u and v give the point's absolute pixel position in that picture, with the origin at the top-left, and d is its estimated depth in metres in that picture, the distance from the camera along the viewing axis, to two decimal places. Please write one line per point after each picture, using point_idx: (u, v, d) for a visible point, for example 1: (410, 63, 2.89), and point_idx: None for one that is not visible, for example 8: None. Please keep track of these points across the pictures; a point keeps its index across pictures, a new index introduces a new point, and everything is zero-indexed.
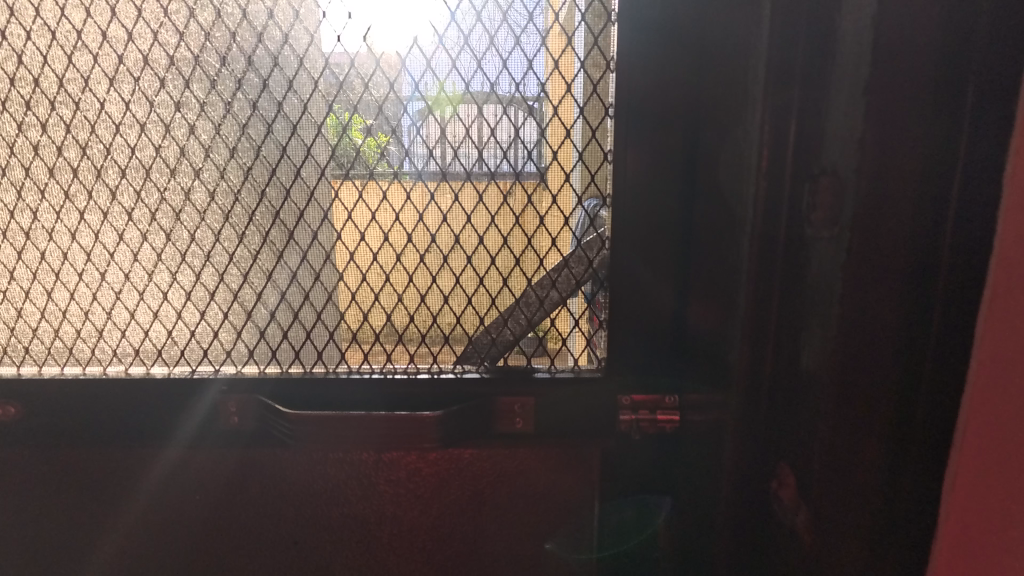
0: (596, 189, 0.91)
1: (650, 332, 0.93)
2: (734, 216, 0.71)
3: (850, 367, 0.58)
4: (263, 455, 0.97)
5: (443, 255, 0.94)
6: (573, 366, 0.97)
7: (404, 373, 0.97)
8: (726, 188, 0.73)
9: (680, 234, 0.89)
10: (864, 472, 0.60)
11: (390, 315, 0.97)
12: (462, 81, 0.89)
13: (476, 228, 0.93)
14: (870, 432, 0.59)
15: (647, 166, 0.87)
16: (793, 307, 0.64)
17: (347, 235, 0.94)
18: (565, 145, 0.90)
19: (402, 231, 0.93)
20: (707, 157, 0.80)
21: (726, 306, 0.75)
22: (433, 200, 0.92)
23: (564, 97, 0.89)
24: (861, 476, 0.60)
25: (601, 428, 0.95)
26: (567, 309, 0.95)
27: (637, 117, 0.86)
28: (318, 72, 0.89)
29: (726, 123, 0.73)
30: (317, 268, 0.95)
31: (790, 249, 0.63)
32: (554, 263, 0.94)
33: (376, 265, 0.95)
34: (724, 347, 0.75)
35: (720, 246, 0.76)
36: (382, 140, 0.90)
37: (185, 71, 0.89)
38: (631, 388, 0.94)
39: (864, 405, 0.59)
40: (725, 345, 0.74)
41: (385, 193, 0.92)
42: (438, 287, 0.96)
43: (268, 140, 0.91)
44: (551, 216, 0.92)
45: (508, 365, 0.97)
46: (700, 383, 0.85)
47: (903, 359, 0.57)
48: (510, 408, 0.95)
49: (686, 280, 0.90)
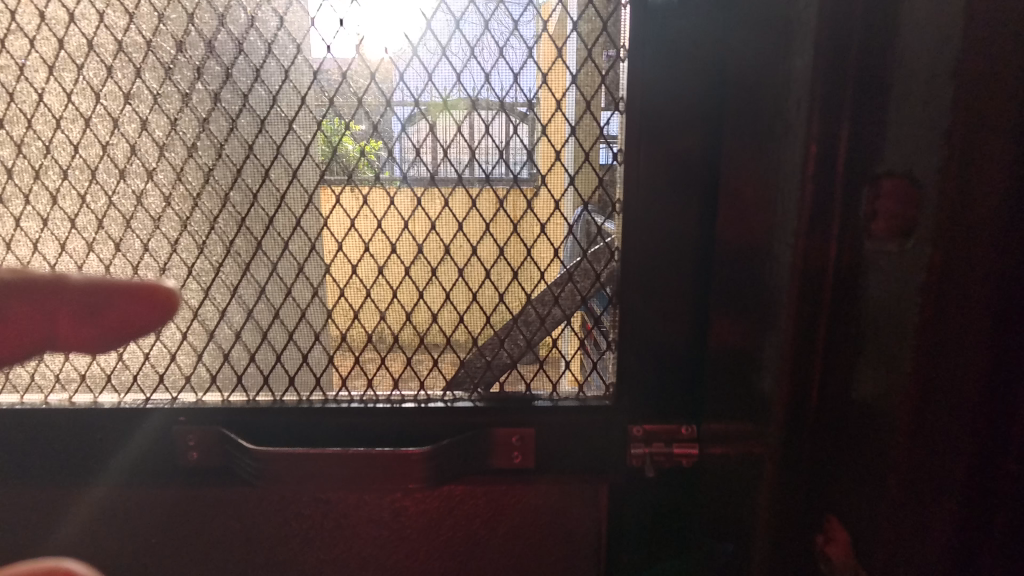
0: (604, 194, 0.81)
1: (664, 356, 0.83)
2: (773, 225, 0.61)
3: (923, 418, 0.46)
4: (227, 494, 0.86)
5: (431, 268, 0.84)
6: (578, 393, 0.86)
7: (388, 402, 0.85)
8: (763, 192, 0.63)
9: (699, 244, 0.79)
10: (935, 555, 0.47)
11: (371, 335, 0.86)
12: (452, 72, 0.79)
13: (468, 237, 0.83)
14: (946, 504, 0.46)
15: (662, 167, 0.77)
16: (847, 333, 0.54)
17: (323, 246, 0.83)
18: (569, 145, 0.80)
19: (384, 241, 0.83)
20: (733, 157, 0.71)
21: (759, 329, 0.65)
22: (419, 206, 0.81)
23: (566, 91, 0.79)
24: (931, 560, 0.47)
25: (608, 464, 0.84)
26: (569, 329, 0.85)
27: (650, 114, 0.75)
28: (289, 59, 0.78)
29: (759, 117, 0.63)
30: (289, 282, 0.84)
31: (844, 263, 0.54)
32: (556, 277, 0.84)
33: (355, 278, 0.84)
34: (758, 377, 0.65)
35: (754, 258, 0.66)
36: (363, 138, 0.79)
37: (135, 58, 0.78)
38: (642, 417, 0.84)
39: (940, 472, 0.46)
40: (760, 376, 0.64)
41: (366, 198, 0.81)
42: (425, 304, 0.85)
43: (232, 138, 0.80)
44: (553, 224, 0.82)
45: (504, 392, 0.86)
46: (727, 414, 0.74)
47: (995, 416, 0.44)
48: (507, 441, 0.83)
49: (705, 296, 0.80)
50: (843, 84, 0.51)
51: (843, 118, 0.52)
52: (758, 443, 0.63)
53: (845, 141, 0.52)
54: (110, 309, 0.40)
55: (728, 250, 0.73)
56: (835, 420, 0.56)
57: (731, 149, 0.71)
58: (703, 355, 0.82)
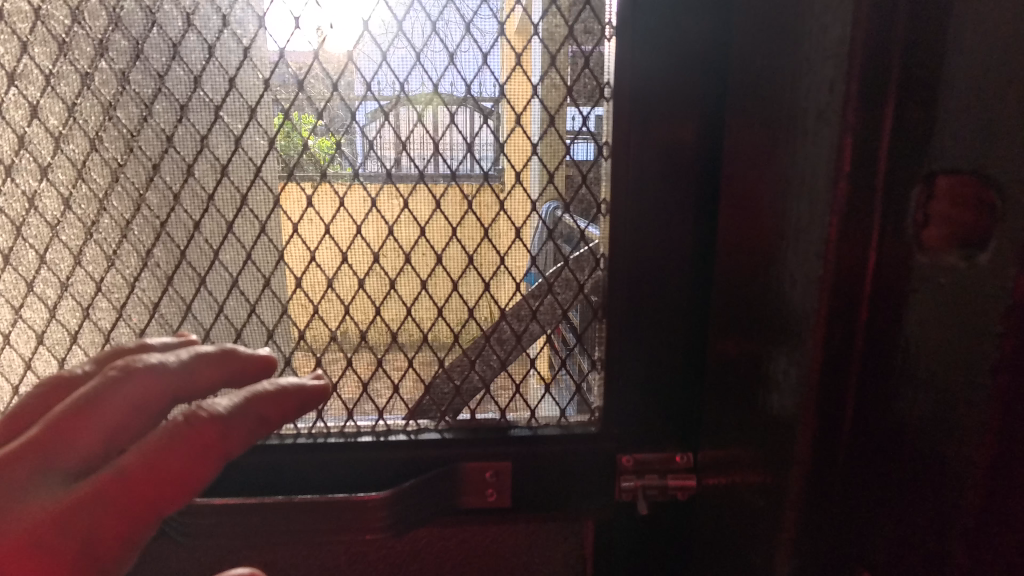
0: (588, 193, 0.71)
1: (657, 377, 0.73)
2: (795, 229, 0.51)
3: (999, 474, 0.37)
4: (151, 549, 0.73)
5: (390, 280, 0.72)
6: (560, 419, 0.76)
7: (341, 436, 0.73)
8: (780, 190, 0.54)
9: (694, 249, 0.70)
10: None
11: (320, 359, 0.74)
12: (411, 51, 0.67)
13: (432, 244, 0.72)
14: None
15: (654, 163, 0.67)
16: (892, 361, 0.45)
17: (261, 255, 0.70)
18: (549, 136, 0.69)
19: (333, 249, 0.71)
20: (738, 150, 0.62)
21: (774, 351, 0.55)
22: (374, 208, 0.70)
23: (545, 75, 0.68)
24: None
25: (595, 500, 0.75)
26: (550, 347, 0.75)
27: (641, 102, 0.66)
28: (213, 33, 0.66)
29: (774, 102, 0.54)
30: (220, 298, 0.71)
31: (884, 278, 0.45)
32: (531, 289, 0.73)
33: (300, 293, 0.72)
34: (773, 407, 0.55)
35: (772, 267, 0.56)
36: (308, 128, 0.67)
37: (21, 30, 0.65)
38: (632, 446, 0.74)
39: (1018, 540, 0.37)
40: (776, 406, 0.55)
41: (310, 200, 0.69)
42: (384, 321, 0.73)
43: (145, 127, 0.67)
44: (531, 229, 0.71)
45: (476, 420, 0.76)
46: (731, 445, 0.65)
47: None
48: (481, 477, 0.73)
49: (703, 309, 0.71)
50: (884, 60, 0.43)
51: (885, 104, 0.43)
52: (776, 487, 0.54)
53: (885, 129, 0.43)
54: (307, 400, 0.49)
55: (734, 257, 0.64)
56: (869, 463, 0.47)
57: (734, 143, 0.63)
58: (700, 373, 0.73)
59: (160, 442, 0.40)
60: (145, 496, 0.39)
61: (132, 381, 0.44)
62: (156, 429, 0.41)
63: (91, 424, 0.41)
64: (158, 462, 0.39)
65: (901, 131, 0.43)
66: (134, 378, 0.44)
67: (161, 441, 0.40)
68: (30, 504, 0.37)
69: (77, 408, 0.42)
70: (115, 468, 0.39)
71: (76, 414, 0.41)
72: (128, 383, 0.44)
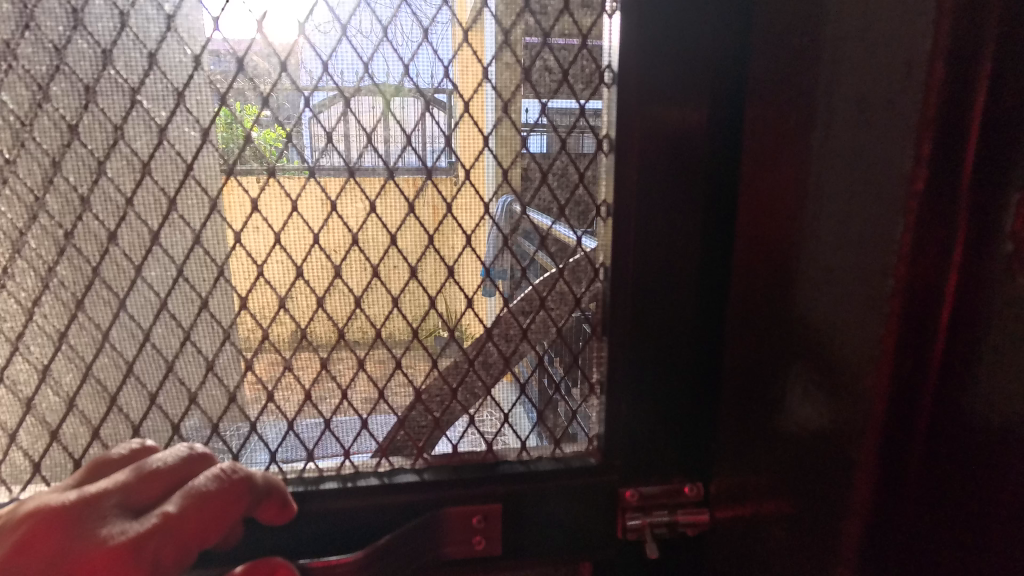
0: (586, 194, 0.62)
1: (664, 400, 0.65)
2: (846, 238, 0.42)
3: None
4: None
5: (354, 297, 0.61)
6: (554, 450, 0.67)
7: (300, 484, 0.62)
8: (822, 192, 0.45)
9: (703, 256, 0.62)
10: None
11: (272, 392, 0.62)
12: (376, 25, 0.56)
13: (404, 255, 0.61)
14: None
15: (662, 158, 0.59)
16: (975, 399, 0.38)
17: (196, 270, 0.58)
18: (541, 127, 0.60)
19: (286, 262, 0.59)
20: (762, 144, 0.53)
21: (812, 383, 0.47)
22: (335, 213, 0.59)
23: (536, 56, 0.58)
24: None
25: (596, 539, 0.66)
26: (542, 370, 0.65)
27: (648, 88, 0.57)
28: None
29: (815, 85, 0.45)
30: (145, 326, 0.59)
31: (967, 301, 0.38)
32: (519, 304, 0.63)
33: (246, 314, 0.60)
34: (810, 448, 0.47)
35: (809, 282, 0.47)
36: (253, 122, 0.55)
37: None
38: (636, 478, 0.66)
39: None
40: (818, 447, 0.46)
41: (256, 203, 0.57)
42: (349, 345, 0.62)
43: (41, 116, 0.54)
44: (521, 234, 0.61)
45: (460, 456, 0.66)
46: (750, 480, 0.58)
47: None
48: (467, 524, 0.63)
49: (715, 323, 0.63)
50: (978, 33, 0.35)
51: (976, 89, 0.35)
52: (821, 542, 0.46)
53: (974, 118, 0.36)
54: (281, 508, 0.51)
55: (754, 268, 0.56)
56: (939, 518, 0.40)
57: (756, 135, 0.54)
58: (709, 396, 0.65)
59: (211, 489, 0.43)
60: (194, 534, 0.41)
61: (196, 457, 0.47)
62: (200, 479, 0.44)
63: (166, 483, 0.44)
64: (207, 504, 0.42)
65: (992, 123, 0.36)
66: (195, 457, 0.47)
67: (209, 486, 0.43)
68: (104, 532, 0.38)
69: (143, 469, 0.44)
70: (171, 507, 0.41)
71: (146, 471, 0.44)
72: (189, 459, 0.47)
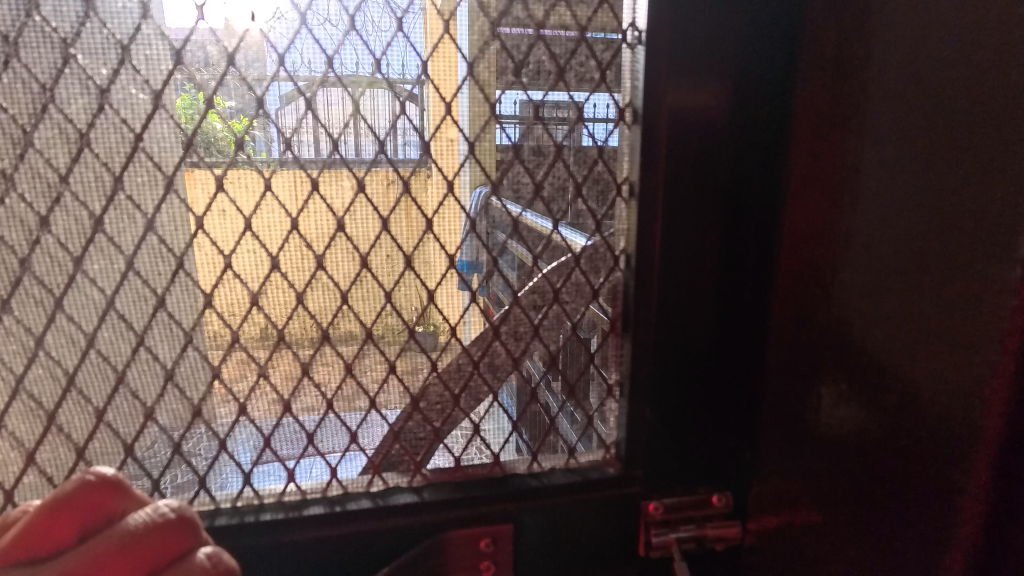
0: (605, 171, 0.54)
1: (692, 402, 0.58)
2: (948, 210, 0.36)
3: None
4: None
5: (340, 292, 0.53)
6: (568, 461, 0.60)
7: (281, 510, 0.54)
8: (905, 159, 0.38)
9: (741, 240, 0.55)
10: None
11: (245, 403, 0.53)
12: None
13: (399, 242, 0.52)
14: None
15: (694, 129, 0.52)
16: None
17: (150, 263, 0.49)
18: (555, 94, 0.52)
19: (259, 252, 0.50)
20: (820, 109, 0.47)
21: (887, 384, 0.40)
22: (316, 195, 0.50)
23: (551, 11, 0.51)
24: None
25: (617, 557, 0.60)
26: (556, 372, 0.58)
27: (679, 50, 0.50)
28: None
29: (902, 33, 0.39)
30: (87, 329, 0.49)
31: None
32: (530, 297, 0.56)
33: (213, 314, 0.51)
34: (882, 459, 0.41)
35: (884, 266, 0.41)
36: (219, 114, 0.47)
37: None
38: (661, 489, 0.60)
39: None
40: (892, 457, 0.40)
41: (222, 181, 0.48)
42: (334, 348, 0.54)
43: None
44: (532, 217, 0.54)
45: (464, 472, 0.58)
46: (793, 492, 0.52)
47: None
48: (474, 548, 0.56)
49: (749, 316, 0.57)
50: None
51: None
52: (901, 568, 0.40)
53: None
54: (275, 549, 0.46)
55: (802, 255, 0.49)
56: None
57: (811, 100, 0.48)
58: (742, 396, 0.58)
59: None
60: None
61: (172, 524, 0.40)
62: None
63: (136, 563, 0.39)
64: None
65: None
66: (172, 519, 0.41)
67: None
68: None
69: (109, 552, 0.38)
70: None
71: (112, 554, 0.38)
72: (164, 528, 0.40)
